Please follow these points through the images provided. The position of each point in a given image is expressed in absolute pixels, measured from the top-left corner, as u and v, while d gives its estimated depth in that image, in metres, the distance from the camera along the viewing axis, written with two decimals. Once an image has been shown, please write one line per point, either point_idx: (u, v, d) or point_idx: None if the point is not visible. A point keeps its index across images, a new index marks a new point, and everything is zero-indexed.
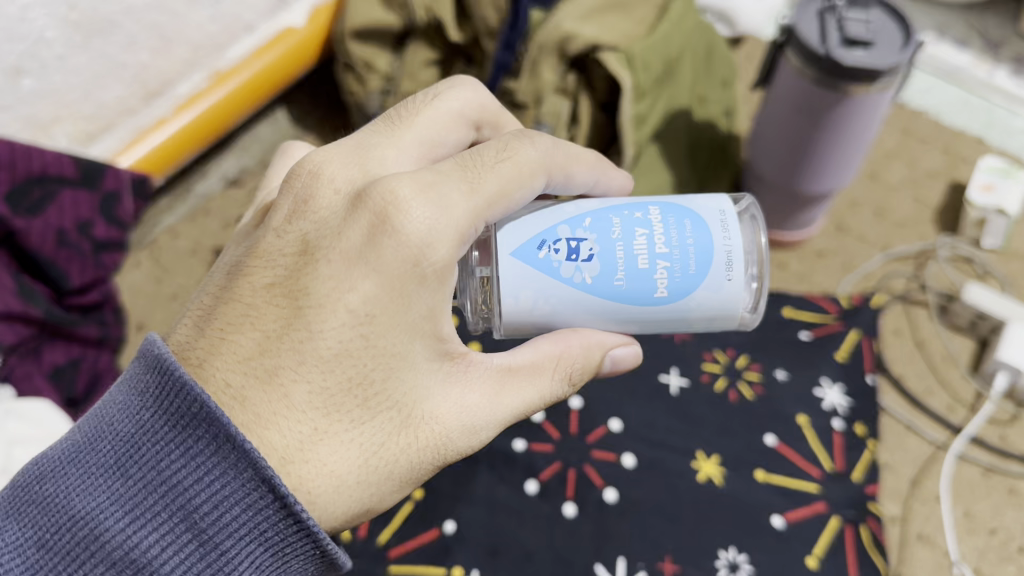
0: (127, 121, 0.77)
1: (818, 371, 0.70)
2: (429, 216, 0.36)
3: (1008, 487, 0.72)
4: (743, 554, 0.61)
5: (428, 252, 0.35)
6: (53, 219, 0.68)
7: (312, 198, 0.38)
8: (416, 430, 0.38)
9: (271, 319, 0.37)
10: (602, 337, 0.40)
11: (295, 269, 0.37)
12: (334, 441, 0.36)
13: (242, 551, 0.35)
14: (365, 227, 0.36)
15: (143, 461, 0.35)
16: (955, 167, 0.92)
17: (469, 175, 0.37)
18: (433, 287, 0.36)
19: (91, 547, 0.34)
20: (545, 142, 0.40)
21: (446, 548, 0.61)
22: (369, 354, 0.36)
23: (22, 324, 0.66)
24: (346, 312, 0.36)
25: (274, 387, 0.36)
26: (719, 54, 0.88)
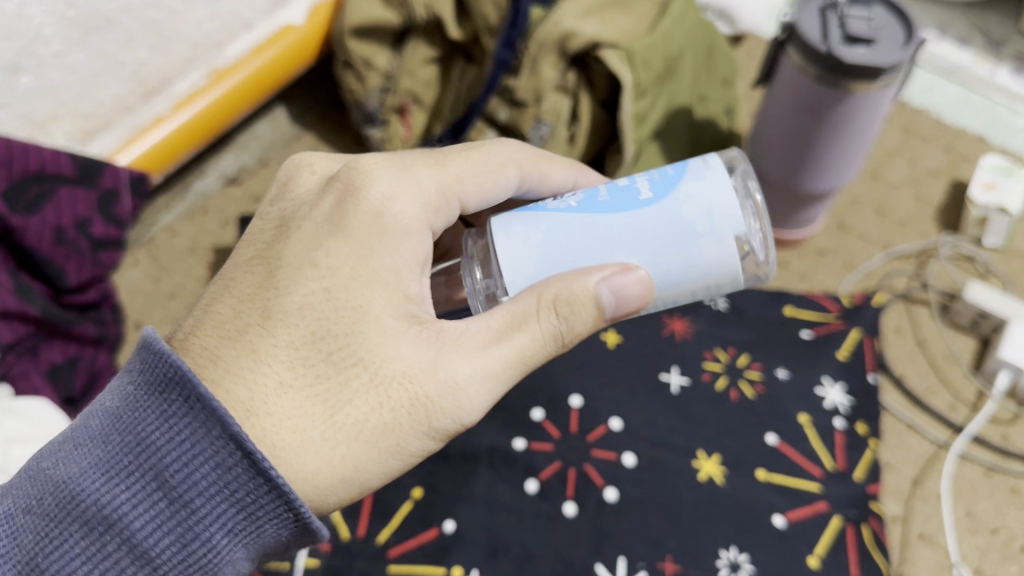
0: (125, 119, 0.77)
1: (819, 370, 0.69)
2: (388, 180, 0.44)
3: (1010, 486, 0.72)
4: (744, 553, 0.60)
5: (388, 207, 0.43)
6: (50, 217, 0.68)
7: (295, 181, 0.47)
8: (383, 388, 0.40)
9: (247, 285, 0.43)
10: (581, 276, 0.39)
11: (274, 238, 0.44)
12: (298, 394, 0.40)
13: (212, 509, 0.38)
14: (334, 198, 0.44)
15: (124, 429, 0.39)
16: (957, 165, 0.92)
17: (435, 157, 0.46)
18: (391, 243, 0.42)
19: (76, 509, 0.38)
20: (516, 145, 0.48)
21: (445, 548, 0.60)
22: (328, 306, 0.41)
23: (18, 322, 0.65)
24: (312, 270, 0.42)
25: (244, 342, 0.40)
26: (720, 52, 0.87)
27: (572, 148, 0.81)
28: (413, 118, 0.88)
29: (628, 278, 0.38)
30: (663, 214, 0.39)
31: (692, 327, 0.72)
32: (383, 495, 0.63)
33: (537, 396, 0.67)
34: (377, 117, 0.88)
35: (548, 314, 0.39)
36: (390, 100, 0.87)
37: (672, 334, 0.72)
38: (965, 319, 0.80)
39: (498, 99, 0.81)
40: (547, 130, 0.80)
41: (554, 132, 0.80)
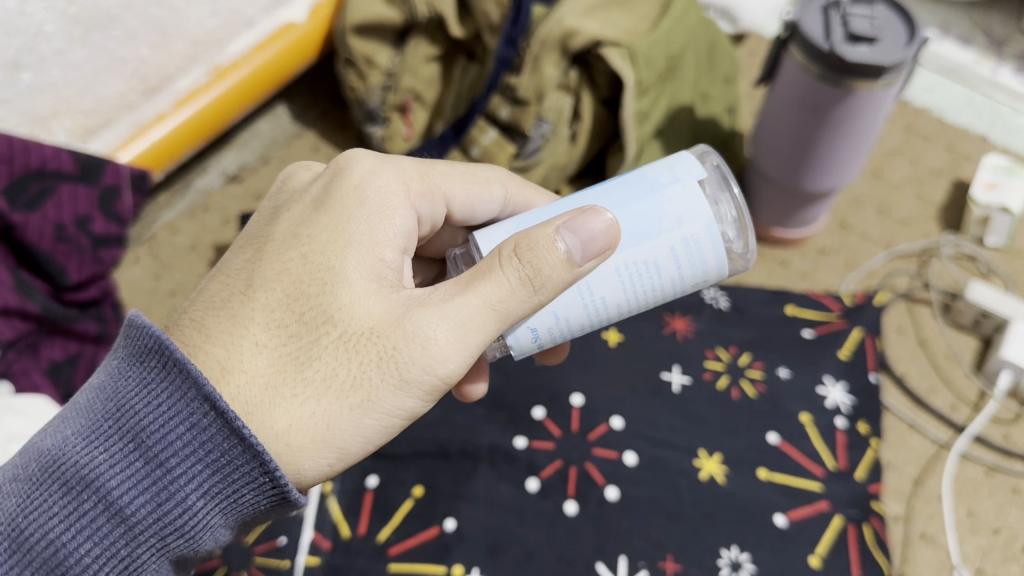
0: (127, 116, 0.77)
1: (820, 369, 0.69)
2: (372, 161, 0.44)
3: (1011, 486, 0.72)
4: (745, 552, 0.60)
5: (371, 180, 0.43)
6: (51, 214, 0.67)
7: (293, 177, 0.47)
8: (352, 343, 0.38)
9: (237, 262, 0.43)
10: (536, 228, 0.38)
11: (266, 222, 0.44)
12: (270, 352, 0.39)
13: (188, 472, 0.37)
14: (323, 180, 0.44)
15: (104, 393, 0.38)
16: (959, 165, 0.92)
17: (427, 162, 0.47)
18: (367, 214, 0.42)
19: (54, 474, 0.37)
20: (504, 171, 0.49)
21: (445, 546, 0.60)
22: (304, 269, 0.40)
23: (18, 319, 0.65)
24: (292, 241, 0.42)
25: (226, 309, 0.40)
26: (722, 51, 0.87)
27: (573, 147, 0.82)
28: (414, 116, 0.88)
29: (592, 227, 0.37)
30: (633, 181, 0.40)
31: (693, 325, 0.72)
32: (383, 493, 0.63)
33: (538, 394, 0.67)
34: (379, 115, 0.88)
35: (512, 267, 0.37)
36: (392, 98, 0.87)
37: (673, 333, 0.72)
38: (967, 319, 0.80)
39: (500, 96, 0.81)
40: (548, 128, 0.80)
41: (555, 131, 0.80)
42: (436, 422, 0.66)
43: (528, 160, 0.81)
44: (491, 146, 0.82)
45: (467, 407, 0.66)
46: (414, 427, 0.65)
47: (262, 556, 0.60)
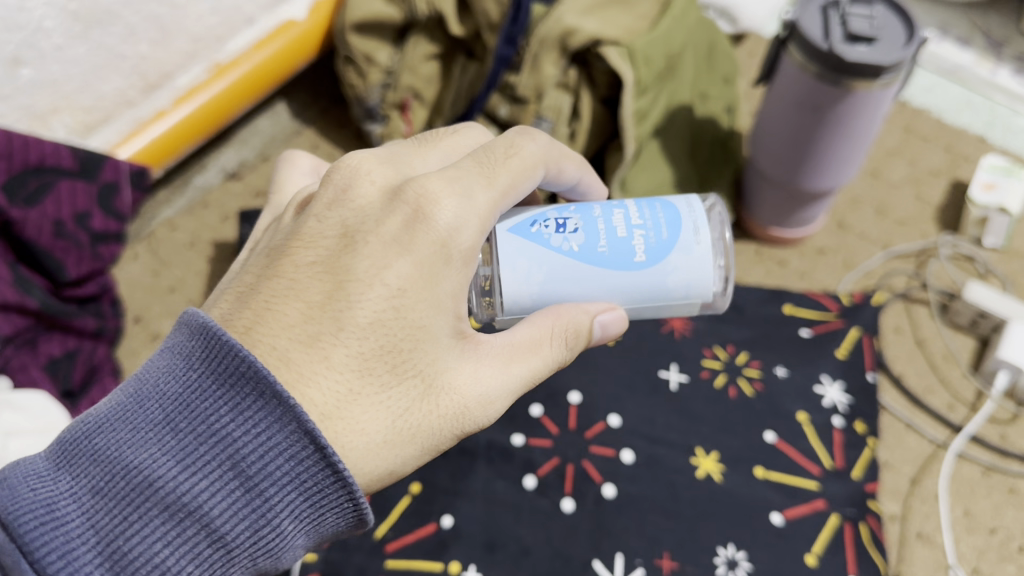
0: (127, 113, 0.77)
1: (818, 368, 0.70)
2: (456, 206, 0.38)
3: (1008, 486, 0.72)
4: (742, 551, 0.60)
5: (455, 236, 0.38)
6: (50, 210, 0.67)
7: (353, 188, 0.40)
8: (435, 397, 0.38)
9: (314, 291, 0.38)
10: (582, 306, 0.40)
11: (337, 250, 0.38)
12: (366, 402, 0.37)
13: (285, 502, 0.35)
14: (403, 216, 0.38)
15: (194, 414, 0.35)
16: (957, 165, 0.92)
17: (485, 170, 0.40)
18: (458, 270, 0.38)
19: (147, 497, 0.34)
20: (545, 141, 0.43)
21: (442, 543, 0.60)
22: (399, 325, 0.37)
23: (17, 314, 0.66)
24: (382, 286, 0.37)
25: (316, 350, 0.37)
26: (721, 51, 0.88)
27: (573, 146, 0.81)
28: (414, 114, 0.88)
29: (619, 318, 0.41)
30: (653, 275, 0.41)
31: (691, 324, 0.72)
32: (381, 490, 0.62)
33: (536, 392, 0.67)
34: (378, 113, 0.88)
35: (559, 347, 0.40)
36: (391, 95, 0.87)
37: (671, 331, 0.72)
38: (964, 319, 0.80)
39: (499, 95, 0.82)
40: (546, 127, 0.80)
41: (554, 130, 0.80)
42: None
43: None
44: None
45: None
46: None
47: None
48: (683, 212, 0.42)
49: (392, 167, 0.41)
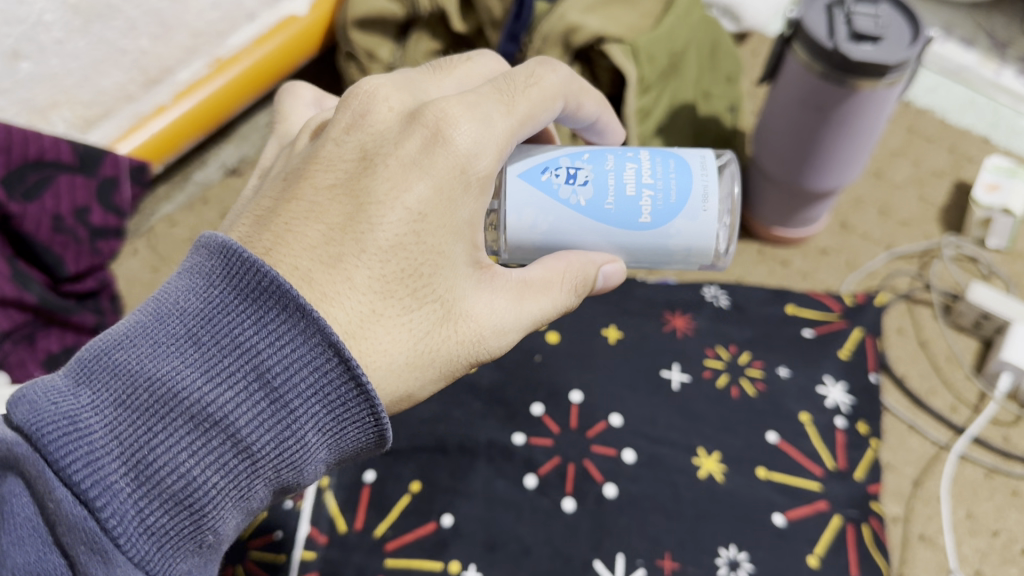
0: (126, 108, 0.77)
1: (820, 369, 0.69)
2: (474, 132, 0.39)
3: (1011, 488, 0.72)
4: (743, 552, 0.60)
5: (474, 162, 0.38)
6: (49, 205, 0.67)
7: (371, 113, 0.40)
8: (454, 323, 0.39)
9: (335, 214, 0.38)
10: (590, 254, 0.41)
11: (357, 173, 0.39)
12: (388, 323, 0.38)
13: (310, 415, 0.35)
14: (421, 138, 0.39)
15: (217, 328, 0.35)
16: (960, 166, 0.92)
17: (504, 98, 0.40)
18: (475, 198, 0.39)
19: (173, 409, 0.34)
20: (565, 72, 0.43)
21: (442, 542, 0.60)
22: (419, 249, 0.38)
23: (16, 310, 0.65)
24: (403, 209, 0.38)
25: (338, 270, 0.37)
26: (724, 50, 0.87)
27: None
28: None
29: (622, 269, 0.42)
30: (654, 237, 0.41)
31: (694, 323, 0.72)
32: (380, 488, 0.62)
33: (537, 390, 0.67)
34: None
35: (567, 292, 0.41)
36: None
37: (673, 331, 0.71)
38: (968, 321, 0.79)
39: None
40: None
41: None
42: (433, 417, 0.65)
43: None
44: None
45: (465, 403, 0.66)
46: (413, 424, 0.65)
47: None
48: (696, 173, 0.42)
49: (409, 93, 0.42)
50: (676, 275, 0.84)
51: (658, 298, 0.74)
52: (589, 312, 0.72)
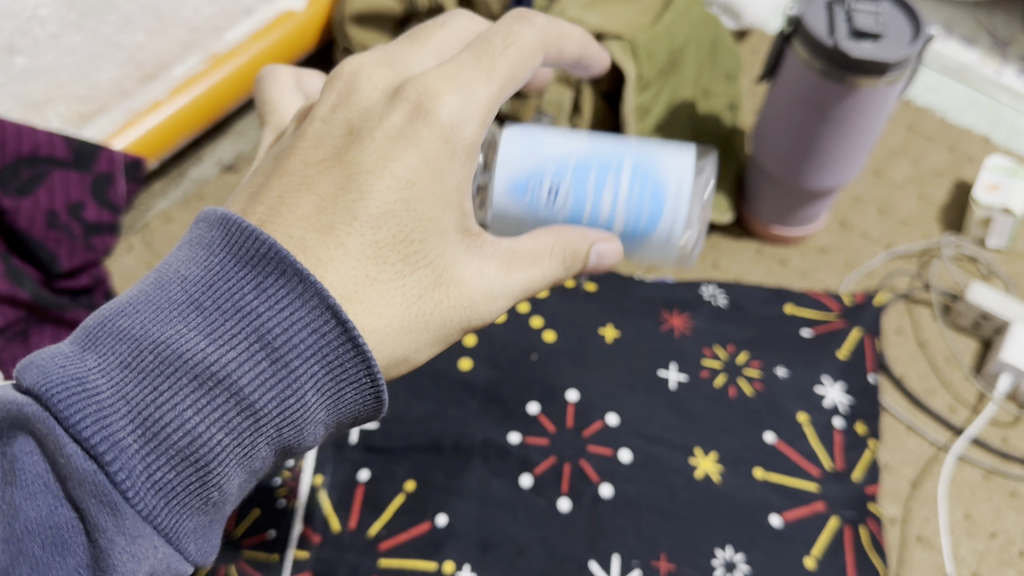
0: (121, 103, 0.76)
1: (818, 368, 0.69)
2: (457, 103, 0.42)
3: (1009, 489, 0.71)
4: (739, 553, 0.59)
5: (458, 131, 0.42)
6: (43, 201, 0.66)
7: (356, 92, 0.44)
8: (445, 288, 0.42)
9: (327, 184, 0.41)
10: (585, 233, 0.47)
11: (346, 146, 0.42)
12: (383, 287, 0.40)
13: (310, 374, 0.36)
14: (406, 112, 0.42)
15: (218, 293, 0.36)
16: (960, 165, 0.91)
17: (483, 64, 0.43)
18: (461, 165, 0.42)
19: (177, 369, 0.35)
20: (540, 24, 0.47)
21: (435, 542, 0.59)
22: (410, 215, 0.41)
23: (8, 305, 0.64)
24: (392, 177, 0.40)
25: (332, 237, 0.39)
26: (724, 47, 0.88)
27: None
28: None
29: (616, 248, 0.48)
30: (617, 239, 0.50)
31: (692, 322, 0.71)
32: (374, 487, 0.62)
33: (532, 388, 0.66)
34: None
35: (558, 262, 0.46)
36: None
37: (671, 330, 0.71)
38: (967, 321, 0.79)
39: None
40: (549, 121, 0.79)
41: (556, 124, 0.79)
42: (429, 416, 0.65)
43: None
44: None
45: (461, 402, 0.66)
46: (408, 423, 0.65)
47: None
48: (668, 192, 0.48)
49: (391, 69, 0.45)
50: (674, 273, 0.84)
51: (656, 296, 0.73)
52: (586, 311, 0.71)
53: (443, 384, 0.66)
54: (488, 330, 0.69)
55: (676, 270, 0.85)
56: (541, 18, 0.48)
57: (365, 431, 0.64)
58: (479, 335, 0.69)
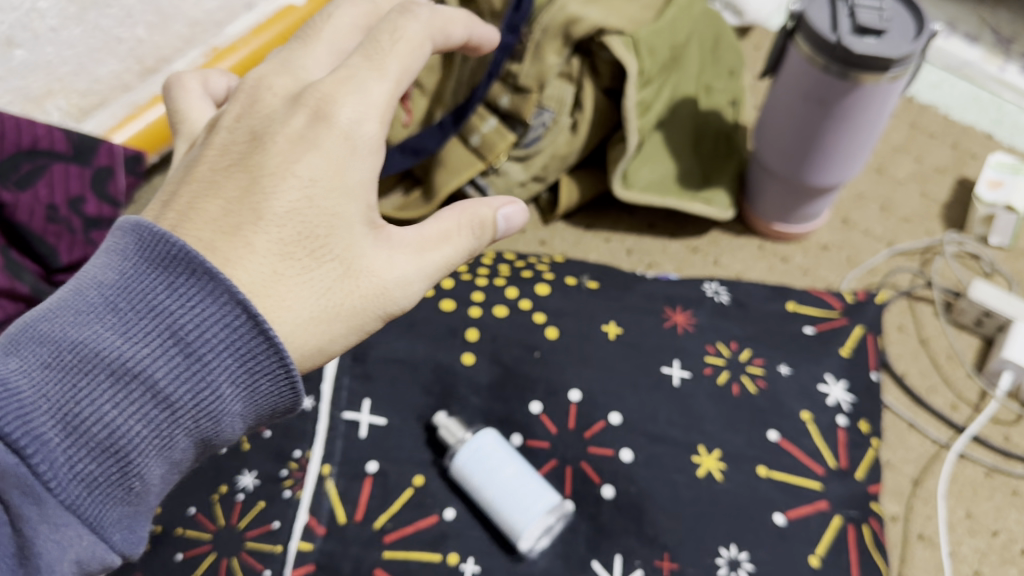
0: (122, 96, 0.76)
1: (822, 366, 0.67)
2: (355, 105, 0.43)
3: (1011, 488, 0.71)
4: (744, 552, 0.58)
5: (358, 129, 0.42)
6: (43, 194, 0.66)
7: (260, 103, 0.45)
8: (356, 279, 0.41)
9: (232, 189, 0.41)
10: (486, 201, 0.46)
11: (249, 153, 0.42)
12: (291, 280, 0.39)
13: (223, 367, 0.36)
14: (305, 116, 0.42)
15: (129, 298, 0.35)
16: (963, 163, 0.91)
17: (374, 62, 0.44)
18: (365, 159, 0.42)
19: (90, 367, 0.34)
20: (425, 15, 0.47)
21: (443, 535, 0.56)
22: (313, 211, 0.41)
23: (8, 300, 0.63)
24: (295, 178, 0.41)
25: (238, 238, 0.39)
26: (726, 43, 0.88)
27: (574, 136, 0.81)
28: None
29: (521, 210, 0.47)
30: None
31: (695, 319, 0.69)
32: (383, 481, 0.59)
33: (534, 386, 0.64)
34: None
35: (466, 237, 0.45)
36: None
37: (675, 327, 0.68)
38: (969, 319, 0.79)
39: (501, 84, 0.80)
40: (549, 118, 0.80)
41: (556, 120, 0.80)
42: None
43: (529, 149, 0.81)
44: (490, 135, 0.80)
45: (464, 401, 0.63)
46: (408, 414, 0.62)
47: (253, 541, 0.55)
48: None
49: (290, 77, 0.46)
50: (675, 270, 0.84)
51: (657, 292, 0.71)
52: (588, 306, 0.68)
53: (445, 383, 0.64)
54: (491, 325, 0.66)
55: (678, 266, 0.85)
56: (426, 6, 0.48)
57: (374, 425, 0.61)
58: (481, 327, 0.66)
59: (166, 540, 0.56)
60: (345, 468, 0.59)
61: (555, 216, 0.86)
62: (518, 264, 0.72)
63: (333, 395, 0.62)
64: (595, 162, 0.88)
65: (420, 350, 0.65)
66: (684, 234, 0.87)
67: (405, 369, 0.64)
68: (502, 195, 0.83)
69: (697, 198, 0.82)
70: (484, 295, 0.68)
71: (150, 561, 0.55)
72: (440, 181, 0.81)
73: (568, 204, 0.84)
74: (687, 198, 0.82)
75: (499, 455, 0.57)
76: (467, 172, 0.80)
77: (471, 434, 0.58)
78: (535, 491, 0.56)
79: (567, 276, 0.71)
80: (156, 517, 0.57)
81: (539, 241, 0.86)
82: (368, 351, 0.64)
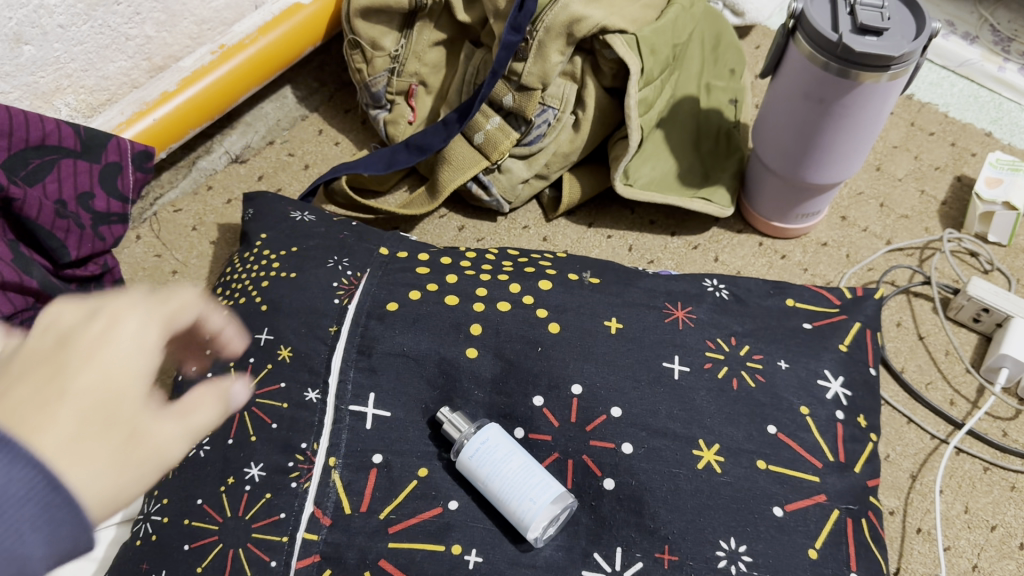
0: (133, 94, 0.83)
1: (819, 363, 0.66)
2: (133, 328, 0.40)
3: (1009, 483, 0.72)
4: (743, 545, 0.56)
5: (138, 358, 0.39)
6: (53, 190, 0.69)
7: (47, 325, 0.39)
8: (140, 457, 0.36)
9: (26, 381, 0.35)
10: (207, 385, 0.42)
11: (46, 353, 0.37)
12: (86, 450, 0.34)
13: (27, 517, 0.30)
14: (50, 337, 0.38)
15: None
16: (962, 161, 0.92)
17: (110, 311, 0.40)
18: (150, 404, 0.38)
19: None
20: (146, 303, 0.41)
21: (447, 526, 0.57)
22: (108, 395, 0.36)
23: (17, 294, 0.65)
24: (97, 364, 0.37)
25: (34, 409, 0.34)
26: (726, 44, 0.90)
27: (577, 134, 0.82)
28: (419, 101, 0.88)
29: (246, 393, 0.44)
30: None
31: (695, 314, 0.68)
32: (387, 473, 0.59)
33: (537, 381, 0.63)
34: (383, 99, 0.88)
35: (216, 414, 0.41)
36: (397, 82, 0.86)
37: (675, 321, 0.67)
38: (967, 315, 0.80)
39: (504, 83, 0.80)
40: (552, 115, 0.81)
41: (559, 118, 0.81)
42: None
43: (533, 147, 0.82)
44: (494, 133, 0.81)
45: (467, 395, 0.62)
46: (412, 407, 0.62)
47: (259, 532, 0.56)
48: None
49: (82, 304, 0.40)
50: (674, 266, 0.85)
51: (659, 290, 0.70)
52: (590, 302, 0.67)
53: (448, 376, 0.63)
54: (494, 320, 0.65)
55: (677, 263, 0.85)
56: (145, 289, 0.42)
57: (378, 417, 0.61)
58: (484, 322, 0.65)
59: (175, 530, 0.58)
60: (350, 460, 0.59)
61: (557, 213, 0.86)
62: (520, 261, 0.72)
63: (337, 388, 0.61)
64: (596, 159, 0.88)
65: (424, 344, 0.63)
66: (684, 230, 0.87)
67: (410, 364, 0.63)
68: (505, 192, 0.84)
69: (695, 196, 0.82)
70: (488, 291, 0.67)
71: (159, 554, 0.57)
72: (444, 177, 0.82)
73: (570, 200, 0.85)
74: (686, 196, 0.82)
75: (504, 448, 0.57)
76: (471, 169, 0.82)
77: (476, 428, 0.58)
78: (541, 483, 0.55)
79: (568, 272, 0.70)
80: (162, 507, 0.59)
81: (541, 237, 0.87)
82: (374, 346, 0.63)
